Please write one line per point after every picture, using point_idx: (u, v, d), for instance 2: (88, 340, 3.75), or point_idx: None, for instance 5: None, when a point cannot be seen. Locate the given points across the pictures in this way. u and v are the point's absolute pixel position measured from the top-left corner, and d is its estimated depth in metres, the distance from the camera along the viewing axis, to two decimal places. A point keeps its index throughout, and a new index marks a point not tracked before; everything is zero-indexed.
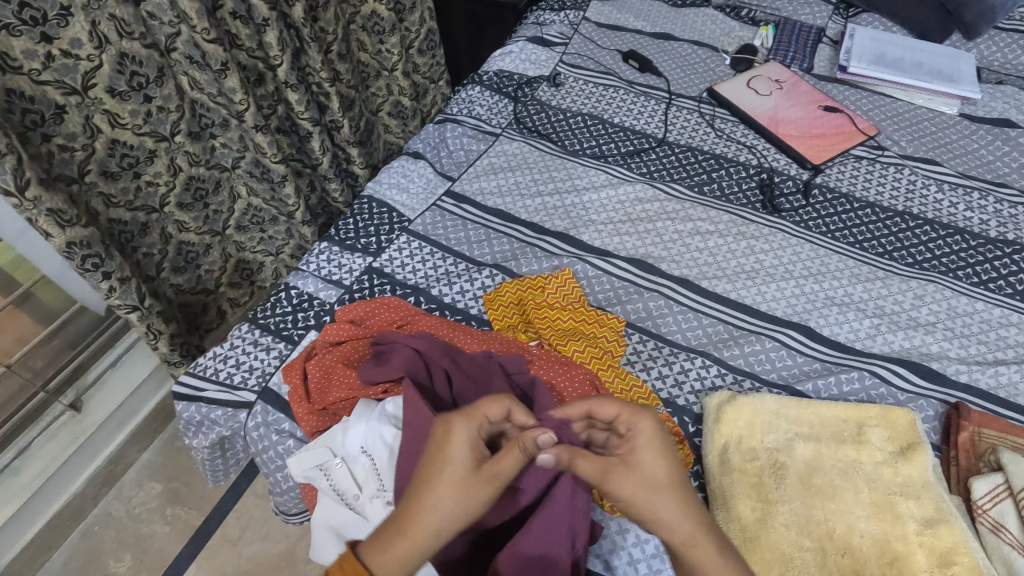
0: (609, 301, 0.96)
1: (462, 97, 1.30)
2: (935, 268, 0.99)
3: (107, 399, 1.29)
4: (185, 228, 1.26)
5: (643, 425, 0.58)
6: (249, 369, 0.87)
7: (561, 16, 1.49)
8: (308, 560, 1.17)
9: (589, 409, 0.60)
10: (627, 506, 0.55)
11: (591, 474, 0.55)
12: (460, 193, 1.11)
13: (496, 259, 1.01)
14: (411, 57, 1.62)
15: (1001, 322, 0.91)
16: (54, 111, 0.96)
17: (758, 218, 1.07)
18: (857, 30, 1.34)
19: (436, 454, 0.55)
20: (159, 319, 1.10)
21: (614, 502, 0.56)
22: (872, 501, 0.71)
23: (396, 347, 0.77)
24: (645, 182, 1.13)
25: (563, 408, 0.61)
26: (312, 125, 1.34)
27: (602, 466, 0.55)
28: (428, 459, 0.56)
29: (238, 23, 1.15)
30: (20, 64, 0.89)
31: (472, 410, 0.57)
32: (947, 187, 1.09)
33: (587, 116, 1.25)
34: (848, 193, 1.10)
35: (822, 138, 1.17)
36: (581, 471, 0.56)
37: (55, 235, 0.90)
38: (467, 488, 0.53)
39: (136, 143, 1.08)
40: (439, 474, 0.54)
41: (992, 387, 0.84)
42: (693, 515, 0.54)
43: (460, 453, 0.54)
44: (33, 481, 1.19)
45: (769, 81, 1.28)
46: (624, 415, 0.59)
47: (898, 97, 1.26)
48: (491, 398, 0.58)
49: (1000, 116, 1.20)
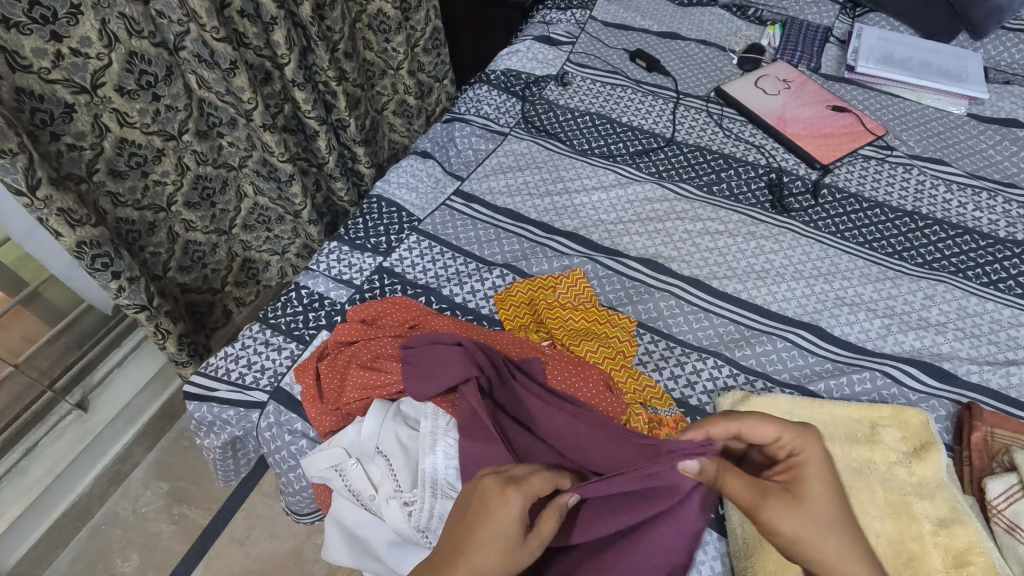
0: (620, 301, 0.96)
1: (469, 97, 1.30)
2: (945, 268, 0.99)
3: (115, 398, 1.29)
4: (192, 227, 1.26)
5: (812, 451, 0.55)
6: (260, 369, 0.87)
7: (568, 15, 1.49)
8: (316, 560, 1.17)
9: (741, 429, 0.56)
10: (790, 540, 0.52)
11: (748, 495, 0.53)
12: (470, 193, 1.11)
13: (506, 259, 1.01)
14: (416, 55, 1.62)
15: (1011, 322, 0.92)
16: (63, 110, 0.95)
17: (767, 218, 1.07)
18: (864, 30, 1.34)
19: (473, 528, 0.52)
20: (167, 318, 1.10)
21: (775, 535, 0.52)
22: (887, 501, 0.71)
23: (435, 353, 0.73)
24: (654, 182, 1.13)
25: (706, 429, 0.57)
26: (318, 124, 1.34)
27: (760, 491, 0.52)
28: (469, 519, 0.53)
29: (246, 21, 1.14)
30: (30, 63, 0.89)
31: (524, 482, 0.54)
32: (955, 187, 1.10)
33: (595, 116, 1.25)
34: (857, 193, 1.10)
35: (830, 138, 1.17)
36: (733, 489, 0.53)
37: (66, 235, 0.89)
38: (513, 555, 0.51)
39: (145, 142, 1.08)
40: (481, 537, 0.51)
41: (1003, 387, 0.84)
42: (863, 558, 0.51)
43: (502, 537, 0.51)
44: (41, 480, 1.19)
45: (776, 81, 1.28)
46: (787, 437, 0.55)
47: (905, 97, 1.26)
48: (540, 472, 0.56)
49: (1008, 116, 1.20)
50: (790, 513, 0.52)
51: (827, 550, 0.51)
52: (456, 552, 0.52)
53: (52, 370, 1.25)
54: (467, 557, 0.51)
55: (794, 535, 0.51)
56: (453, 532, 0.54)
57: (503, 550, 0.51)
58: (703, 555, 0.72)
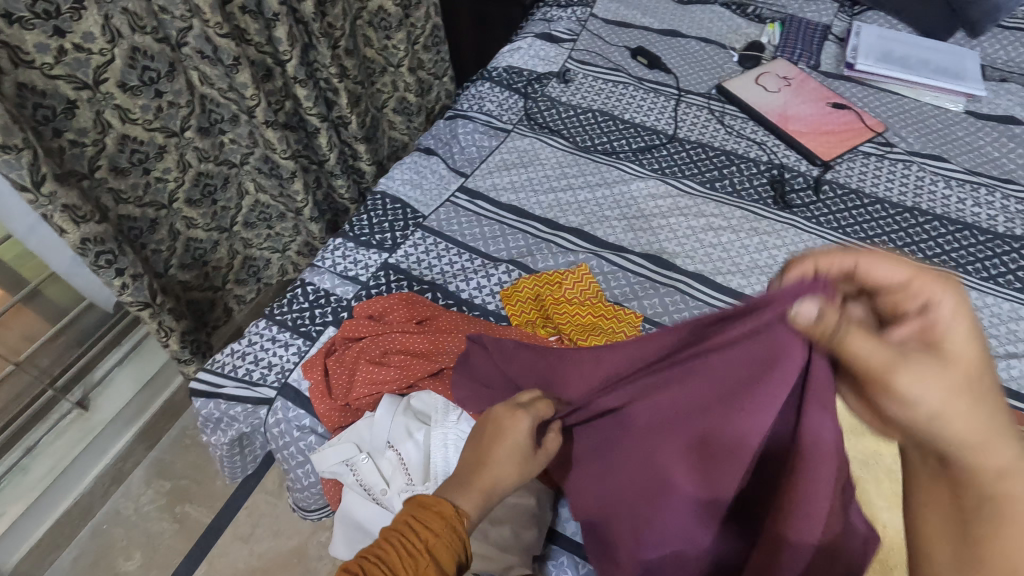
0: (626, 296, 0.97)
1: (472, 94, 1.30)
2: (946, 263, 1.00)
3: (116, 396, 1.28)
4: (193, 225, 1.25)
5: (945, 299, 0.45)
6: (268, 366, 0.87)
7: (569, 12, 1.49)
8: (320, 557, 1.17)
9: (858, 266, 0.48)
10: (930, 411, 0.41)
11: (868, 353, 0.44)
12: (474, 189, 1.11)
13: (512, 255, 1.02)
14: (417, 53, 1.61)
15: (1011, 316, 0.93)
16: (65, 106, 0.95)
17: (770, 214, 1.08)
18: (863, 29, 1.36)
19: (491, 442, 0.57)
20: (170, 316, 1.10)
21: (909, 401, 0.42)
22: (893, 492, 0.72)
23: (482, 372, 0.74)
24: (658, 178, 1.14)
25: (801, 272, 0.49)
26: (320, 121, 1.34)
27: (889, 350, 0.43)
28: (481, 440, 0.58)
29: (247, 17, 1.14)
30: (33, 59, 0.88)
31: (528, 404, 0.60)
32: (954, 183, 1.11)
33: (598, 113, 1.26)
34: (858, 189, 1.11)
35: (831, 135, 1.18)
36: (860, 349, 0.44)
37: (70, 232, 0.89)
38: (525, 464, 0.57)
39: (147, 138, 1.07)
40: (496, 452, 0.56)
41: (1004, 380, 0.85)
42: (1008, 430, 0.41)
43: (519, 444, 0.57)
44: (42, 479, 1.18)
45: (777, 78, 1.29)
46: (918, 282, 0.46)
47: (904, 94, 1.28)
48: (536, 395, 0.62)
49: (1005, 113, 1.22)
50: (937, 376, 0.42)
51: (972, 422, 0.41)
52: (478, 468, 0.56)
53: (52, 369, 1.24)
54: (491, 465, 0.56)
55: (938, 405, 0.41)
56: (471, 451, 0.58)
57: (519, 454, 0.57)
58: None
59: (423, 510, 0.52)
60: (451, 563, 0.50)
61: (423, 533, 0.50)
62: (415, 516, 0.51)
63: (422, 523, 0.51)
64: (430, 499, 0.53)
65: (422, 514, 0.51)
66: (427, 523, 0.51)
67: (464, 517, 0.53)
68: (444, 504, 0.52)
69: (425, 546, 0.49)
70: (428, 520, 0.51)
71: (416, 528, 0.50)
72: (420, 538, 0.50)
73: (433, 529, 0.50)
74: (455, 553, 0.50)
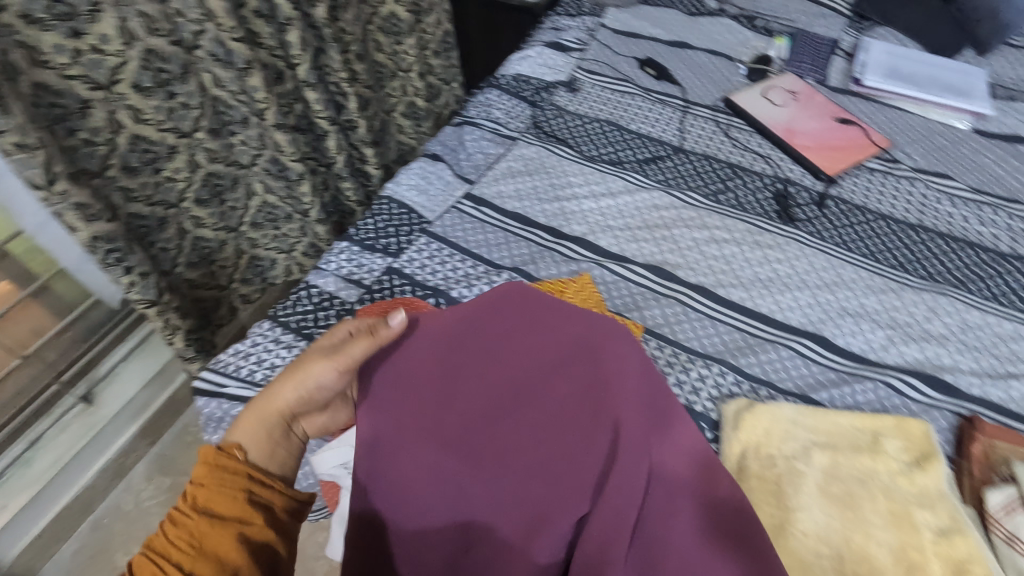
0: (627, 307, 0.97)
1: (480, 101, 1.32)
2: (948, 281, 1.00)
3: (121, 391, 1.29)
4: (202, 224, 1.26)
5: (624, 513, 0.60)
6: (270, 367, 0.88)
7: (578, 22, 1.50)
8: (318, 557, 1.18)
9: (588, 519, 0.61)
10: None
11: None
12: (480, 196, 1.12)
13: (514, 262, 1.02)
14: (427, 58, 1.63)
15: (1012, 335, 0.93)
16: (79, 106, 0.96)
17: (774, 227, 1.08)
18: (871, 44, 1.36)
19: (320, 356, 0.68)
20: (175, 314, 1.13)
21: None
22: (889, 510, 0.72)
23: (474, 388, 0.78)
24: (662, 190, 1.14)
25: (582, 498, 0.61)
26: (329, 124, 1.35)
27: None
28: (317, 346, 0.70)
29: (260, 21, 1.15)
30: (49, 59, 0.89)
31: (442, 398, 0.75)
32: (959, 201, 1.11)
33: (604, 123, 1.26)
34: (862, 205, 1.11)
35: (837, 150, 1.19)
36: None
37: (81, 229, 0.91)
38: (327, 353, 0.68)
39: (158, 138, 1.09)
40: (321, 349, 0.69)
41: (1004, 401, 0.85)
42: None
43: (327, 344, 0.69)
44: (45, 471, 1.19)
45: (784, 92, 1.29)
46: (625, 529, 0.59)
47: (910, 111, 1.28)
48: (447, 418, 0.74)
49: (1011, 132, 1.22)
50: None
51: None
52: (335, 353, 0.68)
53: (58, 363, 1.23)
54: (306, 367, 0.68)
55: None
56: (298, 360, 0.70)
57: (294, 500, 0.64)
58: None
59: (226, 472, 0.59)
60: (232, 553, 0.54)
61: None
62: (216, 512, 0.56)
63: (210, 519, 0.55)
64: (294, 362, 0.69)
65: (196, 471, 0.59)
66: (201, 476, 0.58)
67: (234, 453, 0.61)
68: (345, 362, 0.68)
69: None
70: (241, 516, 0.57)
71: (185, 498, 0.57)
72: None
73: (253, 522, 0.57)
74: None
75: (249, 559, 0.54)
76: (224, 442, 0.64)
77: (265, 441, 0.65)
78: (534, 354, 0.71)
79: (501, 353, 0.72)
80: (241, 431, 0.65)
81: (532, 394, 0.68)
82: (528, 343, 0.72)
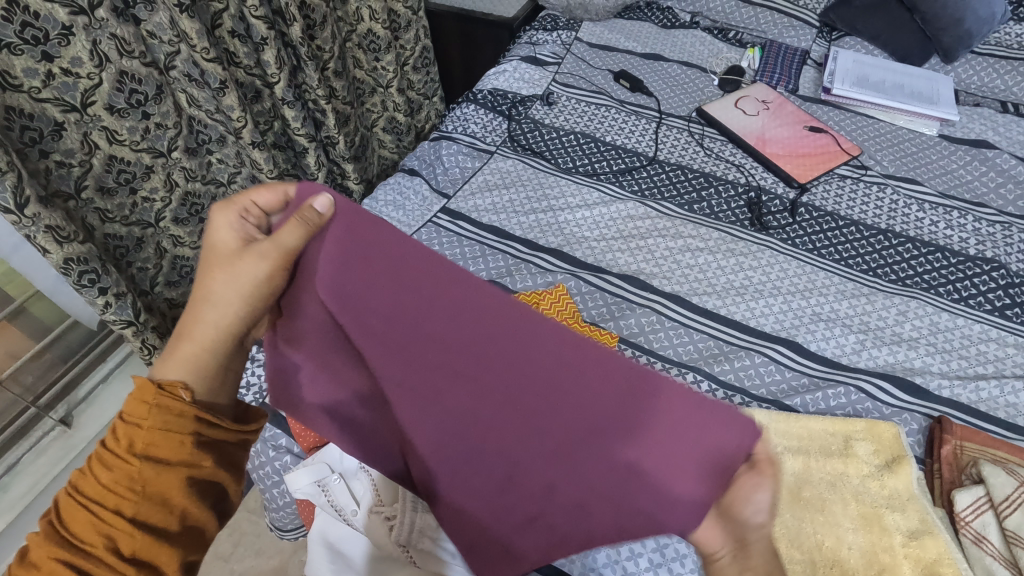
0: (603, 317, 0.98)
1: (457, 115, 1.33)
2: (918, 285, 1.02)
3: (99, 415, 1.26)
4: (180, 243, 1.26)
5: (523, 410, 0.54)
6: (246, 385, 0.88)
7: (554, 36, 1.52)
8: None
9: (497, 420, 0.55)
10: None
11: None
12: (456, 210, 1.13)
13: (490, 275, 1.03)
14: (406, 74, 1.64)
15: (981, 337, 0.94)
16: (52, 128, 0.96)
17: (747, 235, 1.10)
18: (840, 53, 1.39)
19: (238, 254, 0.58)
20: (153, 334, 1.13)
21: None
22: (859, 513, 0.74)
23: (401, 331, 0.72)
24: (637, 200, 1.15)
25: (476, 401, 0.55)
26: (307, 140, 1.36)
27: None
28: (215, 256, 0.59)
29: (236, 41, 1.16)
30: (21, 82, 0.89)
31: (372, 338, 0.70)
32: (927, 206, 1.13)
33: (579, 135, 1.28)
34: (833, 211, 1.13)
35: (808, 157, 1.21)
36: None
37: (53, 251, 0.91)
38: (240, 256, 0.58)
39: (134, 159, 1.09)
40: (221, 257, 0.59)
41: (973, 402, 0.87)
42: None
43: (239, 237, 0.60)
44: (21, 499, 1.16)
45: (756, 102, 1.32)
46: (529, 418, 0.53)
47: (879, 119, 1.31)
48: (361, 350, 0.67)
49: (977, 138, 1.24)
50: None
51: None
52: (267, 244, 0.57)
53: (36, 387, 1.24)
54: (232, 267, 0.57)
55: None
56: (209, 266, 0.59)
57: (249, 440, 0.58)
58: (681, 568, 0.74)
59: (167, 412, 0.52)
60: (184, 499, 0.51)
61: (81, 559, 0.46)
62: (162, 458, 0.50)
63: (154, 465, 0.50)
64: (210, 264, 0.59)
65: (132, 411, 0.51)
66: (140, 417, 0.51)
67: (178, 393, 0.53)
68: (278, 255, 0.57)
69: (137, 562, 0.47)
70: (190, 459, 0.52)
71: (123, 437, 0.50)
72: (141, 531, 0.48)
73: (202, 466, 0.52)
74: (189, 553, 0.51)
75: (201, 505, 0.52)
76: (159, 373, 0.55)
77: (205, 373, 0.56)
78: (456, 289, 0.54)
79: (414, 300, 0.55)
80: (173, 368, 0.55)
81: (468, 353, 0.53)
82: (451, 281, 0.54)
